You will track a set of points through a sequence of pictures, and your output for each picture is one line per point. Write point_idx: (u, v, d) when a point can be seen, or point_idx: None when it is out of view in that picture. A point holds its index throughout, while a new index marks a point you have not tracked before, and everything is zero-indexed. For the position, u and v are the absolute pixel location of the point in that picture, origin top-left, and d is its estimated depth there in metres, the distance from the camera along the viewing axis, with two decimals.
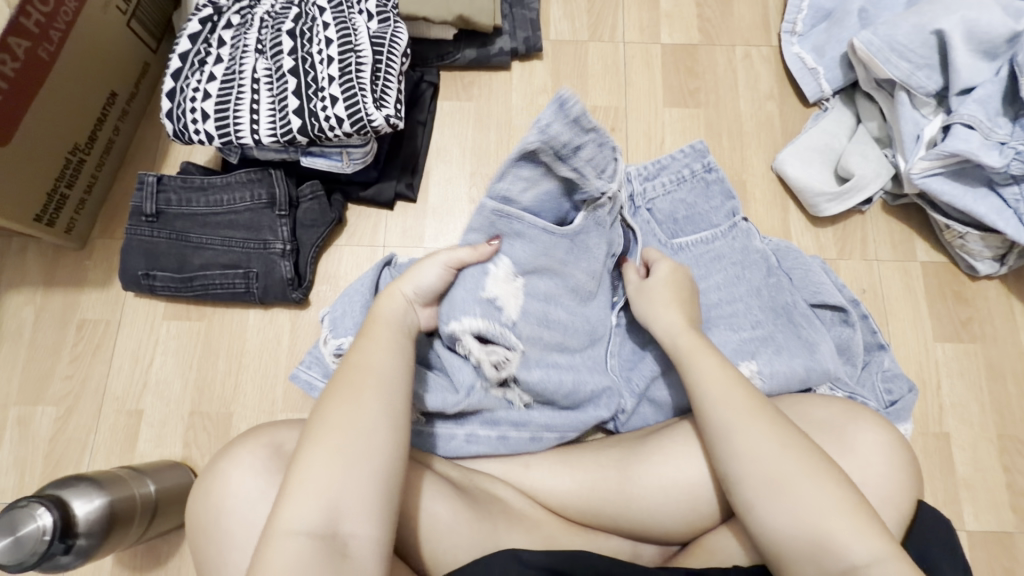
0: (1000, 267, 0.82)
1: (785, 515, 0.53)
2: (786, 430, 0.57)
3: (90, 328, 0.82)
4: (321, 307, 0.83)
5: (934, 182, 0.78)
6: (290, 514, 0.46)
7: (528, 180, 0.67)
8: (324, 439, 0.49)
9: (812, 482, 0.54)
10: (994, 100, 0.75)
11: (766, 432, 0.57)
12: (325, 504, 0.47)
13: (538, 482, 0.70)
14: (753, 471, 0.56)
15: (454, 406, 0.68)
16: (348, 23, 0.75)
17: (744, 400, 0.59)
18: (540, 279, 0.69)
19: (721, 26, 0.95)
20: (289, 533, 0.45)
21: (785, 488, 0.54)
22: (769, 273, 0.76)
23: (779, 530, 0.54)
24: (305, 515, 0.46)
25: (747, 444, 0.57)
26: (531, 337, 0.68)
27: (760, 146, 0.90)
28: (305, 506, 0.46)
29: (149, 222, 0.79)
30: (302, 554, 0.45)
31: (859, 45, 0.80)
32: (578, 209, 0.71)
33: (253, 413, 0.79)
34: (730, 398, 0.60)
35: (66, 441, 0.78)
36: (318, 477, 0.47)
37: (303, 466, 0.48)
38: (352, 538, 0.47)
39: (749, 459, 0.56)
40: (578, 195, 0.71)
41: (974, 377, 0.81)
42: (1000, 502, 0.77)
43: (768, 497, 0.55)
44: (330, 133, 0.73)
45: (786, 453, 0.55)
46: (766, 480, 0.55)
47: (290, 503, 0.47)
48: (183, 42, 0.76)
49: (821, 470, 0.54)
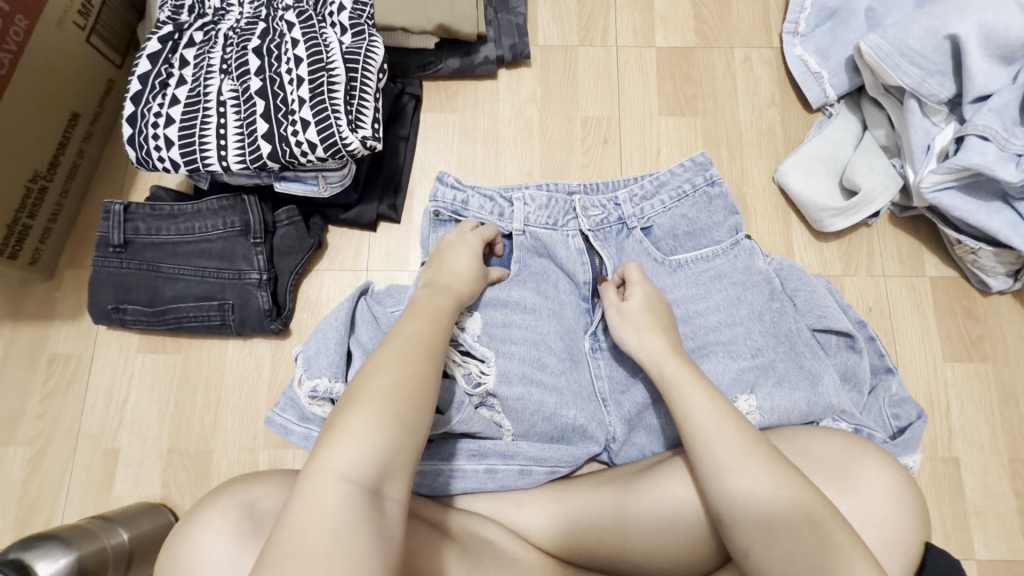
0: (1014, 282, 0.78)
1: (782, 561, 0.50)
2: (783, 466, 0.54)
3: (61, 363, 0.79)
4: (302, 337, 0.79)
5: (945, 196, 0.73)
6: (336, 456, 0.43)
7: (473, 205, 0.75)
8: (379, 388, 0.47)
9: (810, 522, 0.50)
10: (1010, 109, 0.71)
11: (766, 468, 0.53)
12: (377, 451, 0.44)
13: (532, 522, 0.66)
14: (753, 513, 0.52)
15: (440, 426, 0.66)
16: (319, 38, 0.70)
17: (741, 435, 0.56)
18: (501, 305, 0.73)
19: (719, 27, 0.90)
20: (331, 482, 0.42)
21: (793, 533, 0.50)
22: (773, 296, 0.72)
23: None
24: (354, 461, 0.43)
25: (743, 486, 0.53)
26: (501, 352, 0.70)
27: (761, 156, 0.86)
28: (355, 449, 0.43)
29: (117, 252, 0.75)
30: (345, 502, 0.41)
31: (867, 50, 0.75)
32: (530, 227, 0.75)
33: (233, 450, 0.76)
34: (730, 438, 0.56)
35: (40, 483, 0.75)
36: (369, 425, 0.44)
37: (355, 409, 0.45)
38: (391, 498, 0.44)
39: (756, 501, 0.52)
40: (526, 216, 0.75)
41: (985, 398, 0.78)
42: (1011, 528, 0.74)
43: (766, 542, 0.51)
44: (302, 158, 0.68)
45: (783, 494, 0.52)
46: (762, 523, 0.52)
47: (334, 449, 0.43)
48: (143, 62, 0.71)
49: (820, 509, 0.51)
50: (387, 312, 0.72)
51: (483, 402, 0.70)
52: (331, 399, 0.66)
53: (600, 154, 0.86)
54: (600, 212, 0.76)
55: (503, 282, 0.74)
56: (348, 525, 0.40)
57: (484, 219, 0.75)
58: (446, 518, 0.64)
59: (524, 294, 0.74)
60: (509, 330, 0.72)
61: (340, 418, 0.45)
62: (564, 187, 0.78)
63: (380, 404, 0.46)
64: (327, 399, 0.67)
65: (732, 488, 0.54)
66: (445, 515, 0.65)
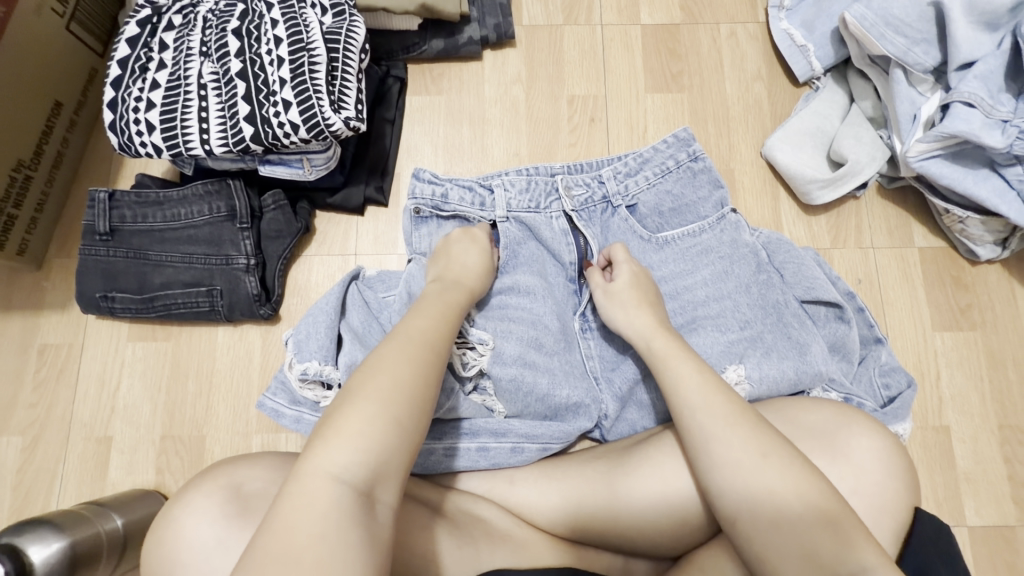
0: (1002, 250, 0.78)
1: (767, 529, 0.50)
2: (773, 435, 0.54)
3: (52, 353, 0.79)
4: (292, 322, 0.79)
5: (932, 165, 0.73)
6: (330, 457, 0.42)
7: (453, 197, 0.75)
8: (377, 386, 0.46)
9: (801, 495, 0.50)
10: (996, 75, 0.70)
11: (751, 436, 0.53)
12: (372, 454, 0.43)
13: (524, 499, 0.67)
14: (740, 486, 0.52)
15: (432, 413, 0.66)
16: (298, 18, 0.70)
17: (729, 404, 0.56)
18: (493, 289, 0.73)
19: (704, 3, 0.90)
20: (322, 484, 0.41)
21: (780, 499, 0.50)
22: (759, 269, 0.73)
23: (770, 549, 0.50)
24: (348, 462, 0.42)
25: (729, 455, 0.53)
26: (498, 333, 0.70)
27: (748, 130, 0.86)
28: (349, 451, 0.43)
29: (104, 240, 0.75)
30: (337, 505, 0.40)
31: (852, 20, 0.75)
32: (513, 213, 0.75)
33: (226, 435, 0.76)
34: (718, 408, 0.56)
35: (34, 472, 0.75)
36: (366, 426, 0.44)
37: (349, 408, 0.45)
38: (383, 501, 0.43)
39: (742, 470, 0.52)
40: (508, 202, 0.75)
41: (975, 366, 0.78)
42: (1001, 494, 0.74)
43: (754, 515, 0.51)
44: (285, 140, 0.68)
45: (767, 461, 0.52)
46: (750, 498, 0.51)
47: (327, 449, 0.43)
48: (122, 47, 0.71)
49: (811, 482, 0.51)
50: (378, 297, 0.72)
51: (476, 387, 0.71)
52: (322, 383, 0.66)
53: (586, 133, 0.86)
54: (583, 191, 0.76)
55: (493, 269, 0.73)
56: (340, 526, 0.40)
57: (465, 211, 0.74)
58: (437, 496, 0.64)
59: (518, 278, 0.73)
60: (506, 311, 0.72)
61: (335, 413, 0.45)
62: (545, 170, 0.77)
63: (376, 404, 0.45)
64: (319, 382, 0.67)
65: (722, 461, 0.53)
66: (436, 493, 0.65)
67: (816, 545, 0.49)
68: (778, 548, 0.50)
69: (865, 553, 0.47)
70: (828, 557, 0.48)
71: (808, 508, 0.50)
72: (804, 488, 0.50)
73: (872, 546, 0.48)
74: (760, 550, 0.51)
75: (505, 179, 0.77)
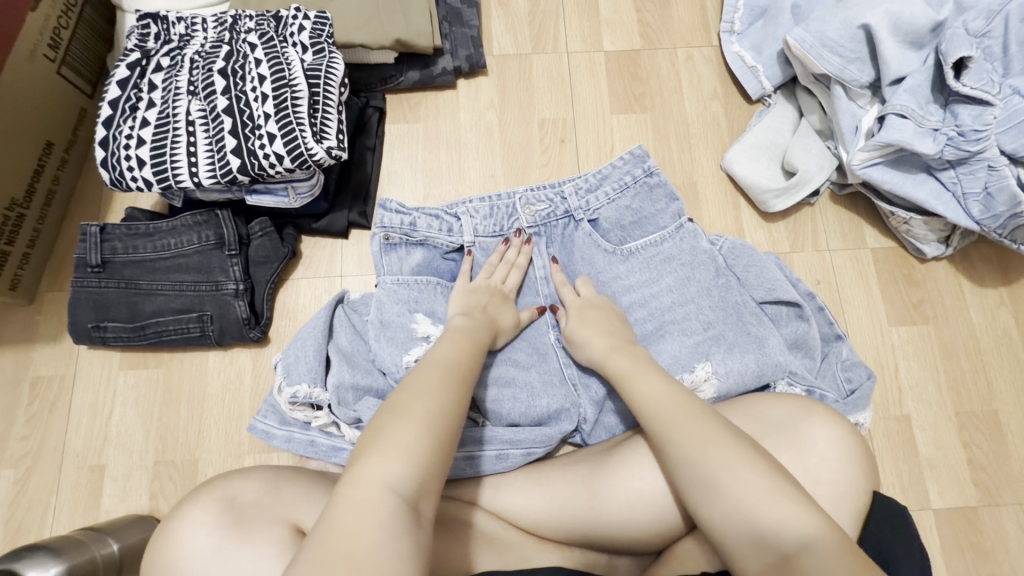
0: (946, 248, 0.84)
1: (719, 510, 0.52)
2: (713, 428, 0.56)
3: (44, 385, 0.80)
4: (281, 344, 0.82)
5: (874, 172, 0.80)
6: (386, 468, 0.45)
7: (421, 225, 0.78)
8: (416, 407, 0.50)
9: (745, 481, 0.52)
10: (923, 89, 0.77)
11: (694, 429, 0.56)
12: (417, 466, 0.46)
13: (509, 505, 0.69)
14: (691, 471, 0.55)
15: None
16: (281, 57, 0.75)
17: (684, 403, 0.59)
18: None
19: (662, 30, 0.96)
20: (377, 492, 0.43)
21: (727, 482, 0.52)
22: (717, 273, 0.78)
23: (725, 531, 0.52)
24: (401, 473, 0.45)
25: (682, 442, 0.56)
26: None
27: (709, 146, 0.92)
28: (399, 462, 0.46)
29: (96, 272, 0.77)
30: (386, 512, 0.43)
31: (793, 42, 0.81)
32: (478, 238, 0.79)
33: (218, 457, 0.78)
34: (677, 410, 0.58)
35: (27, 505, 0.76)
36: (411, 442, 0.47)
37: (404, 424, 0.48)
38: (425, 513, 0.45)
39: (695, 455, 0.55)
40: (474, 228, 0.80)
41: (929, 357, 0.83)
42: (962, 477, 0.79)
43: (705, 500, 0.53)
44: (271, 170, 0.72)
45: (708, 448, 0.54)
46: (700, 483, 0.54)
47: (380, 460, 0.46)
48: (112, 89, 0.75)
49: (750, 461, 0.53)
50: (364, 319, 0.77)
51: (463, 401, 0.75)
52: (312, 403, 0.70)
53: (557, 153, 0.91)
54: (545, 206, 0.82)
55: None
56: (394, 534, 0.42)
57: (433, 237, 0.78)
58: None
59: None
60: None
61: (381, 430, 0.48)
62: (506, 192, 0.82)
63: (422, 424, 0.49)
64: (309, 404, 0.70)
65: (676, 448, 0.56)
66: None
67: (759, 520, 0.50)
68: (731, 522, 0.52)
69: (804, 526, 0.49)
70: (772, 532, 0.50)
71: (751, 487, 0.51)
72: (746, 472, 0.52)
73: (812, 517, 0.50)
74: (719, 533, 0.53)
75: (468, 204, 0.81)
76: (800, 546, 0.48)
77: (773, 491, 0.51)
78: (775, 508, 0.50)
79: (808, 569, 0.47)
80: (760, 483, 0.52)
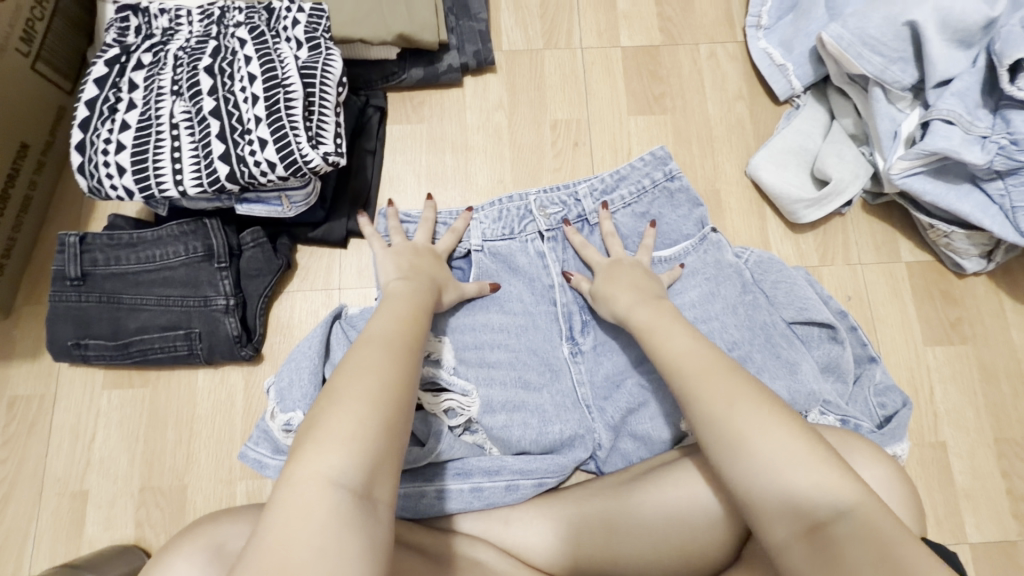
0: (987, 263, 0.79)
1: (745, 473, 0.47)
2: (744, 385, 0.50)
3: (22, 406, 0.75)
4: (275, 362, 0.77)
5: (915, 181, 0.74)
6: (323, 460, 0.40)
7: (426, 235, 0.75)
8: (359, 390, 0.45)
9: (776, 442, 0.46)
10: (973, 92, 0.71)
11: (717, 386, 0.50)
12: (365, 455, 0.42)
13: (520, 540, 0.64)
14: (714, 431, 0.49)
15: (423, 458, 0.65)
16: (273, 53, 0.69)
17: (710, 359, 0.53)
18: (467, 328, 0.72)
19: (683, 24, 0.90)
20: (318, 490, 0.39)
21: (757, 444, 0.46)
22: (744, 289, 0.72)
23: (754, 501, 0.46)
24: (344, 465, 0.41)
25: (705, 399, 0.50)
26: (481, 382, 0.69)
27: (732, 150, 0.85)
28: (341, 453, 0.41)
29: (75, 285, 0.72)
30: (329, 508, 0.39)
31: (829, 40, 0.75)
32: (487, 242, 0.75)
33: (209, 483, 0.73)
34: (711, 366, 0.52)
35: (4, 534, 0.71)
36: (356, 425, 0.43)
37: (336, 408, 0.44)
38: (381, 501, 0.42)
39: (718, 416, 0.49)
40: (482, 232, 0.75)
41: (967, 380, 0.78)
42: (1002, 509, 0.74)
43: (729, 460, 0.47)
44: (262, 178, 0.66)
45: (734, 408, 0.48)
46: (724, 441, 0.48)
47: (321, 453, 0.41)
48: (89, 88, 0.68)
49: (783, 421, 0.47)
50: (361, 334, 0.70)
51: (467, 427, 0.69)
52: None
53: (571, 157, 0.85)
54: (559, 209, 0.76)
55: (465, 314, 0.72)
56: (341, 531, 0.38)
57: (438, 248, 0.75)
58: (432, 543, 0.62)
59: (489, 316, 0.73)
60: (483, 353, 0.71)
61: (314, 422, 0.44)
62: (517, 194, 0.77)
63: (361, 405, 0.44)
64: None
65: (704, 402, 0.50)
66: (431, 539, 0.62)
67: (790, 485, 0.45)
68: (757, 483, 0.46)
69: (842, 491, 0.44)
70: (806, 498, 0.44)
71: (783, 450, 0.46)
72: (777, 432, 0.46)
73: (850, 483, 0.44)
74: (743, 495, 0.47)
75: (476, 209, 0.76)
76: (836, 514, 0.43)
77: (807, 452, 0.46)
78: (809, 471, 0.45)
79: (843, 539, 0.42)
80: (794, 445, 0.46)
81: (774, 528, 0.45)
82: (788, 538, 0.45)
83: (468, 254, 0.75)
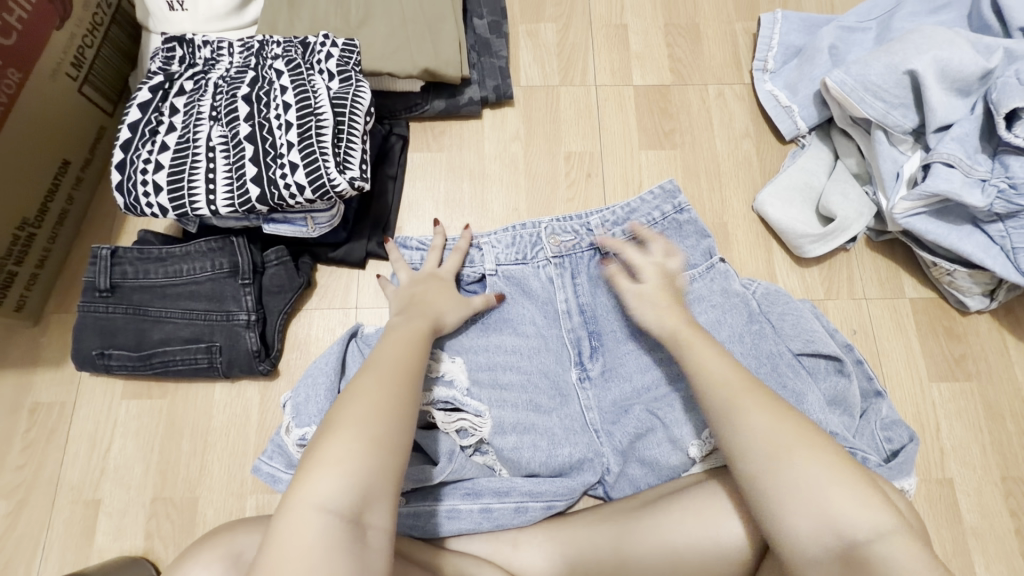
0: (990, 302, 0.80)
1: (790, 492, 0.50)
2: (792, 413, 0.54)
3: (44, 412, 0.77)
4: (291, 377, 0.79)
5: (917, 221, 0.76)
6: (315, 488, 0.44)
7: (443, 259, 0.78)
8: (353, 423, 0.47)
9: (818, 466, 0.50)
10: (972, 138, 0.74)
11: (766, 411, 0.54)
12: (354, 485, 0.45)
13: (528, 562, 0.65)
14: (763, 448, 0.52)
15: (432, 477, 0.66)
16: (307, 85, 0.73)
17: (744, 384, 0.56)
18: (480, 349, 0.73)
19: (692, 65, 0.94)
20: (312, 516, 0.43)
21: (800, 464, 0.50)
22: (752, 319, 0.74)
23: (796, 521, 0.49)
24: (334, 493, 0.44)
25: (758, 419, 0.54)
26: (494, 403, 0.70)
27: (740, 185, 0.89)
28: (334, 481, 0.44)
29: (104, 297, 0.75)
30: (318, 535, 0.42)
31: (833, 85, 0.79)
32: (501, 266, 0.77)
33: (220, 496, 0.74)
34: (736, 394, 0.56)
35: (17, 539, 0.72)
36: (348, 458, 0.46)
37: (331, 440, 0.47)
38: (371, 527, 0.45)
39: (770, 436, 0.52)
40: (496, 257, 0.77)
41: (973, 417, 0.79)
42: (1010, 549, 0.74)
43: (773, 480, 0.51)
44: (291, 201, 0.70)
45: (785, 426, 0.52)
46: (771, 455, 0.51)
47: (316, 480, 0.44)
48: (133, 111, 0.73)
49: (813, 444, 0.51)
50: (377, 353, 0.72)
51: (477, 448, 0.70)
52: None
53: (583, 188, 0.89)
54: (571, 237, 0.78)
55: (476, 334, 0.74)
56: (326, 558, 0.41)
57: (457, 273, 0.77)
58: (440, 562, 0.62)
59: (502, 338, 0.75)
60: (496, 374, 0.72)
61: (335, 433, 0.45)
62: (530, 221, 0.78)
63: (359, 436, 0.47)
64: None
65: (749, 427, 0.53)
66: (439, 558, 0.63)
67: (836, 506, 0.48)
68: (793, 507, 0.49)
69: (880, 515, 0.48)
70: (847, 523, 0.47)
71: (825, 473, 0.49)
72: (818, 455, 0.50)
73: (885, 509, 0.48)
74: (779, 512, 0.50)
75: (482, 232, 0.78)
76: (873, 534, 0.47)
77: (846, 475, 0.49)
78: (852, 494, 0.49)
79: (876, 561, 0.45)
80: (835, 470, 0.50)
81: (805, 544, 0.48)
82: (821, 556, 0.48)
83: (483, 278, 0.77)
